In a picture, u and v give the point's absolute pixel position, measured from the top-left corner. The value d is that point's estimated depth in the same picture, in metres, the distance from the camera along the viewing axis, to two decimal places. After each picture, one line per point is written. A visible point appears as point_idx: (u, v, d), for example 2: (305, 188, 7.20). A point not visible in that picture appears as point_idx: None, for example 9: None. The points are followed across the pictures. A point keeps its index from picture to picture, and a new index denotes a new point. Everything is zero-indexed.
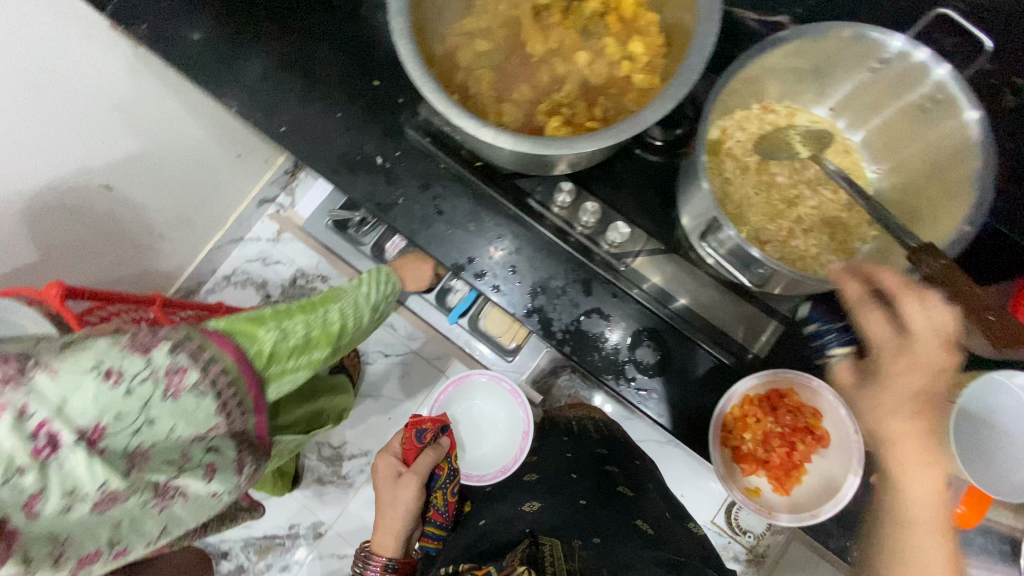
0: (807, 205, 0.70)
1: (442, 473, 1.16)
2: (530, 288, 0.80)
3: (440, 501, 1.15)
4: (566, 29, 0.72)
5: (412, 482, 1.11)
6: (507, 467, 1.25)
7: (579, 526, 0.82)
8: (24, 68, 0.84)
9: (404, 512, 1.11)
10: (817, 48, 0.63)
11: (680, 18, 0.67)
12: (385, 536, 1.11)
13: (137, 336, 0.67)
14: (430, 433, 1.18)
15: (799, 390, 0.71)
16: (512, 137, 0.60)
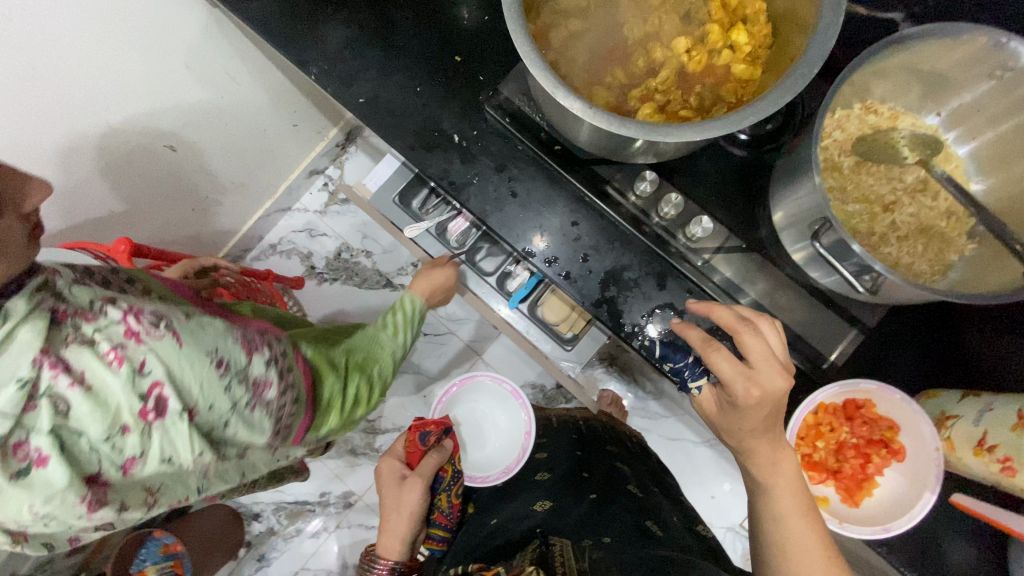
0: (904, 211, 0.67)
1: (446, 475, 1.03)
2: (601, 277, 0.78)
3: (444, 503, 1.02)
4: (666, 14, 0.69)
5: (416, 486, 0.93)
6: (509, 468, 1.19)
7: (590, 528, 0.79)
8: (104, 20, 0.84)
9: (408, 521, 0.91)
10: (945, 52, 0.61)
11: (792, 8, 0.64)
12: (391, 542, 0.91)
13: (245, 334, 0.65)
14: (434, 436, 1.05)
15: (878, 402, 0.69)
16: (615, 120, 0.59)
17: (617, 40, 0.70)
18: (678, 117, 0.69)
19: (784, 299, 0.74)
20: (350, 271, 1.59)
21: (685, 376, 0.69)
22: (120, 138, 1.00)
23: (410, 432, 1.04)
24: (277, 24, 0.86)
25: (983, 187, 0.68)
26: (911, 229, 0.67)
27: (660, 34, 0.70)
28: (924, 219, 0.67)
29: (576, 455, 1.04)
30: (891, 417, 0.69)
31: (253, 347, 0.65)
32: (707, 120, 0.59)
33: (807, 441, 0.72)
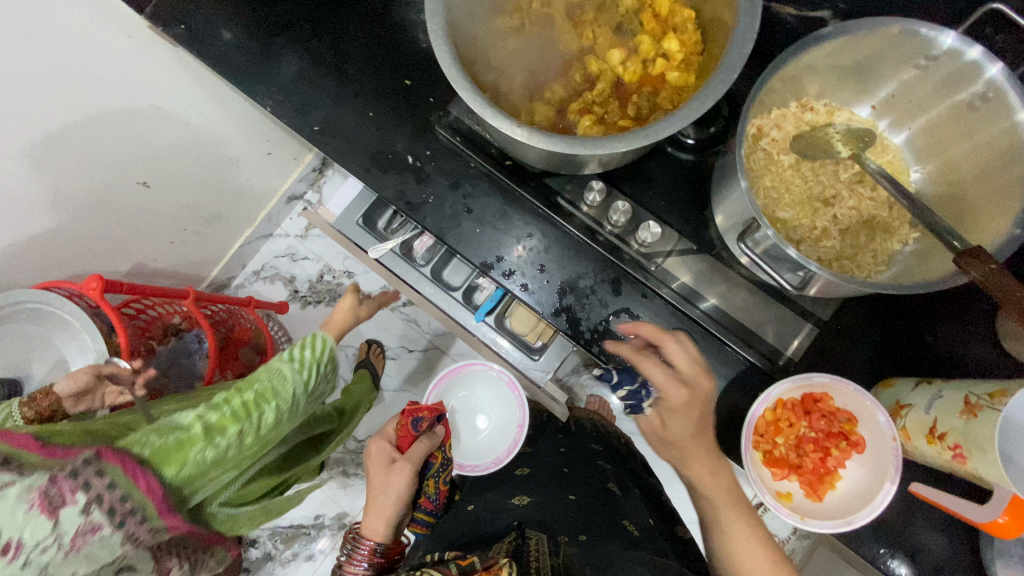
0: (844, 205, 0.68)
1: (436, 461, 1.01)
2: (558, 287, 0.79)
3: (432, 488, 1.02)
4: (599, 28, 0.71)
5: (406, 470, 0.91)
6: (498, 457, 1.17)
7: (568, 523, 0.81)
8: (63, 65, 0.87)
9: (395, 503, 0.90)
10: (864, 44, 0.62)
11: (718, 14, 0.66)
12: (375, 522, 0.89)
13: (49, 492, 0.56)
14: (427, 421, 1.04)
15: (834, 395, 0.69)
16: (546, 137, 0.60)
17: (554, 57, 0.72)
18: (618, 126, 0.70)
19: (737, 297, 0.75)
20: (333, 293, 1.61)
21: (642, 397, 0.76)
22: (89, 175, 1.02)
23: (404, 417, 1.02)
24: (232, 60, 0.88)
25: (922, 175, 0.69)
26: (852, 222, 0.68)
27: (595, 48, 0.72)
28: (863, 211, 0.68)
29: (557, 453, 1.05)
30: (848, 409, 0.69)
31: (57, 507, 0.56)
32: (635, 130, 0.60)
33: (765, 438, 0.72)
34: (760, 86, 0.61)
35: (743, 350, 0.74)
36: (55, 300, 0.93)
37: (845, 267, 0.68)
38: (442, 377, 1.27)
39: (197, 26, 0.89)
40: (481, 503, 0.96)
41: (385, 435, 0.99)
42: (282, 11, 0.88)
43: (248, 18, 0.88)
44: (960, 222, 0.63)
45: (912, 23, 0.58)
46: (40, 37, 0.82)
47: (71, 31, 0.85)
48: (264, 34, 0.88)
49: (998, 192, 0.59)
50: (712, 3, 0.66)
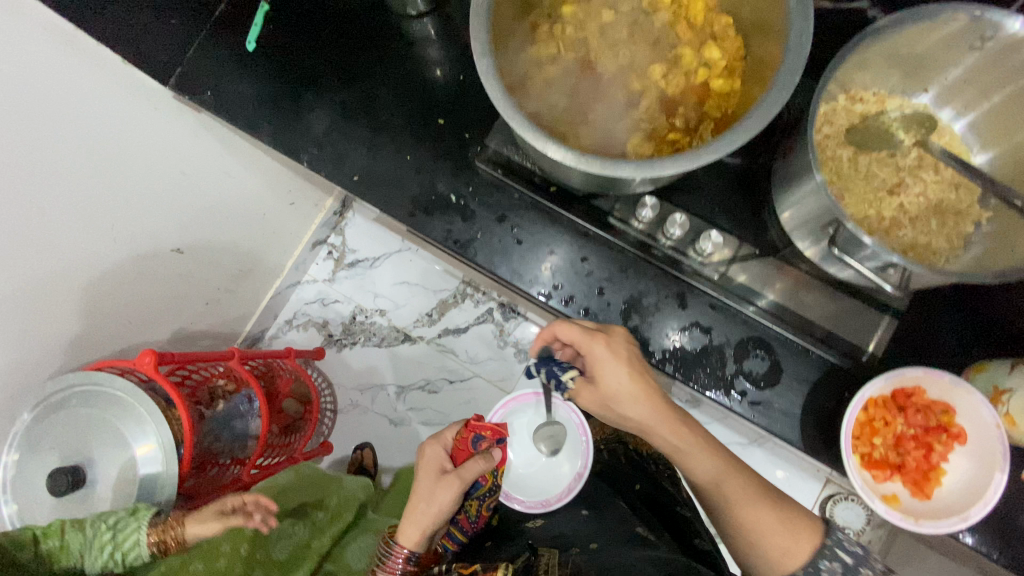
0: (910, 193, 0.66)
1: (484, 481, 0.93)
2: (623, 308, 0.78)
3: (473, 510, 0.94)
4: (636, 43, 0.70)
5: (455, 487, 0.81)
6: (546, 499, 1.03)
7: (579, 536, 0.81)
8: (98, 146, 0.87)
9: (435, 516, 0.80)
10: (932, 32, 0.60)
11: (760, 16, 0.65)
12: (415, 533, 0.79)
13: None
14: (487, 443, 0.90)
15: (928, 386, 0.66)
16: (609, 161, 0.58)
17: (594, 80, 0.71)
18: (668, 141, 0.69)
19: (808, 298, 0.73)
20: (366, 333, 1.60)
21: (558, 375, 0.72)
22: (128, 248, 1.02)
23: (462, 432, 0.90)
24: (262, 123, 0.89)
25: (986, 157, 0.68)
26: (920, 208, 0.66)
27: (635, 67, 0.71)
28: (931, 198, 0.66)
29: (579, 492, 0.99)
30: (944, 399, 0.67)
31: None
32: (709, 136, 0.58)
33: (864, 440, 0.69)
34: (823, 87, 0.60)
35: (823, 351, 0.72)
36: (106, 376, 0.93)
37: (921, 256, 0.66)
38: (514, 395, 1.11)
39: (222, 92, 0.90)
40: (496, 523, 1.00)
41: (444, 439, 0.86)
42: (307, 67, 0.89)
43: (276, 79, 0.89)
44: None
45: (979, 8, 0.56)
46: (78, 123, 0.83)
47: (104, 113, 0.86)
48: (292, 93, 0.89)
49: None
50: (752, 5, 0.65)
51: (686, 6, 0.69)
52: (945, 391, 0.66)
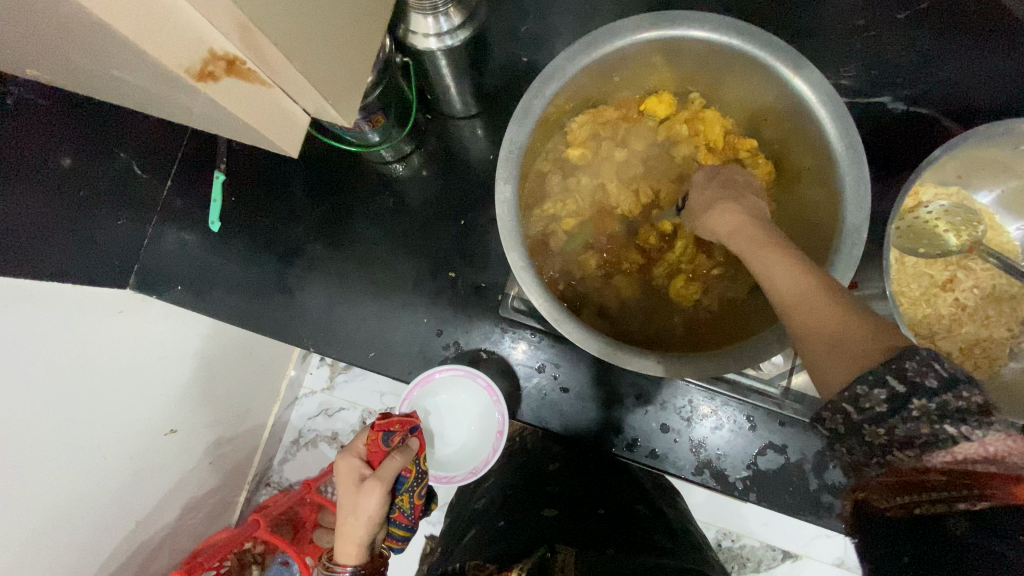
0: (964, 287, 0.65)
1: (410, 474, 0.66)
2: (691, 442, 0.74)
3: (408, 505, 0.67)
4: (657, 180, 0.66)
5: (378, 496, 0.60)
6: (474, 467, 0.80)
7: (588, 533, 0.56)
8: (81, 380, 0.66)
9: (368, 529, 0.61)
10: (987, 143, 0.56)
11: (791, 140, 0.60)
12: (353, 547, 0.61)
13: None
14: (401, 436, 0.67)
15: None
16: (680, 360, 0.56)
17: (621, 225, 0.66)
18: (713, 277, 0.64)
19: None
20: None
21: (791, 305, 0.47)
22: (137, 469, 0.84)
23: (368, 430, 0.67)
24: (252, 306, 0.80)
25: None
26: (977, 300, 0.65)
27: (659, 203, 0.66)
28: (982, 289, 0.65)
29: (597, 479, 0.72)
30: None
31: None
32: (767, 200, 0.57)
33: None
34: (903, 204, 0.53)
35: None
36: None
37: (990, 350, 0.64)
38: (414, 379, 0.77)
39: (194, 282, 0.81)
40: (505, 505, 0.68)
41: (352, 446, 0.65)
42: (289, 239, 0.81)
43: (258, 257, 0.81)
44: None
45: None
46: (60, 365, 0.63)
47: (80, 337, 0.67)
48: (280, 269, 0.80)
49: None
50: (779, 128, 0.61)
51: (703, 133, 0.64)
52: None
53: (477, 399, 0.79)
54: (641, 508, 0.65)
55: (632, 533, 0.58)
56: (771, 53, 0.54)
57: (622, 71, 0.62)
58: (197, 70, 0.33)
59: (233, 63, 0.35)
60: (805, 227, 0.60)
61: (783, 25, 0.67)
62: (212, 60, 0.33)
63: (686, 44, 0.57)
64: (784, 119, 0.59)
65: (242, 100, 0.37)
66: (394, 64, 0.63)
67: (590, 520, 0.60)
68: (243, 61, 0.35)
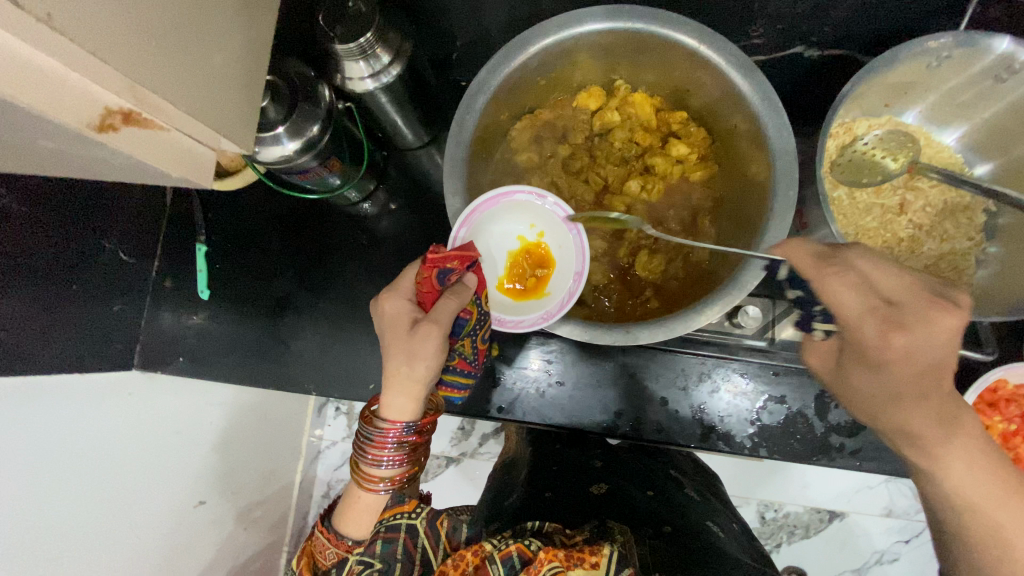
0: (916, 207, 0.67)
1: (471, 316, 0.58)
2: (692, 409, 0.76)
3: (468, 348, 0.62)
4: (603, 167, 0.69)
5: (436, 340, 0.53)
6: (547, 311, 0.60)
7: (638, 511, 0.59)
8: (105, 461, 0.70)
9: (426, 377, 0.53)
10: (895, 72, 0.59)
11: (715, 105, 0.64)
12: (402, 397, 0.53)
13: None
14: (459, 274, 0.56)
15: (1010, 376, 0.67)
16: (646, 330, 0.58)
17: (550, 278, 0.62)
18: (674, 246, 0.68)
19: None
20: None
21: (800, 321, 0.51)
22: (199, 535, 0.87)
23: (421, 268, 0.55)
24: (252, 364, 0.84)
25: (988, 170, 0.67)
26: (932, 218, 0.67)
27: (609, 188, 0.69)
28: (936, 207, 0.67)
29: (636, 461, 0.73)
30: None
31: None
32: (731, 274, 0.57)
33: None
34: (827, 140, 0.55)
35: None
36: None
37: (955, 263, 0.66)
38: (479, 199, 0.59)
39: (194, 352, 0.85)
40: (547, 471, 0.68)
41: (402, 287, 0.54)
42: (276, 293, 0.85)
43: (250, 315, 0.85)
44: None
45: (963, 33, 0.55)
46: (82, 453, 0.67)
47: (96, 426, 0.71)
48: (274, 323, 0.84)
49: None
50: (703, 96, 0.65)
51: (635, 115, 0.68)
52: None
53: (512, 247, 0.64)
54: (666, 481, 0.69)
55: (678, 515, 0.60)
56: (673, 29, 0.58)
57: (546, 73, 0.65)
58: (96, 123, 0.38)
59: (128, 114, 0.41)
60: (743, 181, 0.63)
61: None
62: (109, 115, 0.39)
63: (595, 38, 0.61)
64: (705, 87, 0.63)
65: (143, 147, 0.43)
66: (337, 110, 0.68)
67: (636, 500, 0.62)
68: (137, 111, 0.41)
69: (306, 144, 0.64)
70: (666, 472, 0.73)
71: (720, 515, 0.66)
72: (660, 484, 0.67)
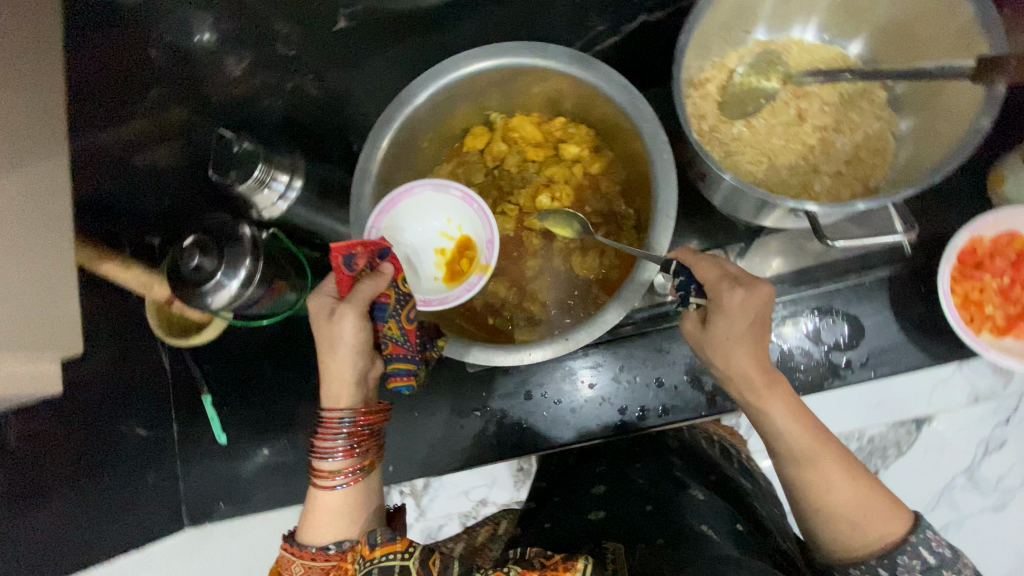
0: (814, 110, 0.67)
1: (389, 299, 0.57)
2: (688, 379, 0.77)
3: (399, 334, 0.58)
4: (511, 192, 0.72)
5: (353, 320, 0.55)
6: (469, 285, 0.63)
7: (634, 529, 0.58)
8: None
9: (352, 359, 0.56)
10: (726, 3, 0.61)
11: (583, 99, 0.67)
12: (338, 388, 0.57)
13: None
14: (365, 258, 0.57)
15: (978, 232, 0.65)
16: (591, 327, 0.59)
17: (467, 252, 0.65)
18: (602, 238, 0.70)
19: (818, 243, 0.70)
20: None
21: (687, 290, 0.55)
22: None
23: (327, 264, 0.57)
24: (289, 486, 0.87)
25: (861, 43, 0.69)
26: (833, 114, 0.67)
27: (524, 209, 0.72)
28: (834, 101, 0.67)
29: (636, 470, 0.71)
30: (1001, 230, 0.64)
31: None
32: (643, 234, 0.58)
33: (977, 319, 0.65)
34: (683, 91, 0.57)
35: (874, 273, 0.70)
36: None
37: (876, 145, 0.65)
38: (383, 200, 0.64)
39: (224, 499, 0.87)
40: (549, 510, 0.70)
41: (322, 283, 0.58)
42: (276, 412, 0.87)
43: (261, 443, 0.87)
44: (919, 44, 0.61)
45: None
46: None
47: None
48: (295, 441, 0.87)
49: (965, 24, 0.54)
50: (570, 95, 0.68)
51: (519, 136, 0.71)
52: (999, 215, 0.64)
53: (444, 218, 0.66)
54: (670, 484, 0.66)
55: (678, 524, 0.57)
56: (512, 55, 0.63)
57: (425, 132, 0.70)
58: None
59: None
60: (636, 158, 0.65)
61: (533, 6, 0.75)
62: None
63: (448, 88, 0.66)
64: (566, 87, 0.66)
65: None
66: (263, 239, 0.74)
67: (635, 518, 0.60)
68: None
69: (246, 279, 0.69)
70: (673, 471, 0.69)
71: (725, 508, 0.62)
72: (662, 489, 0.65)
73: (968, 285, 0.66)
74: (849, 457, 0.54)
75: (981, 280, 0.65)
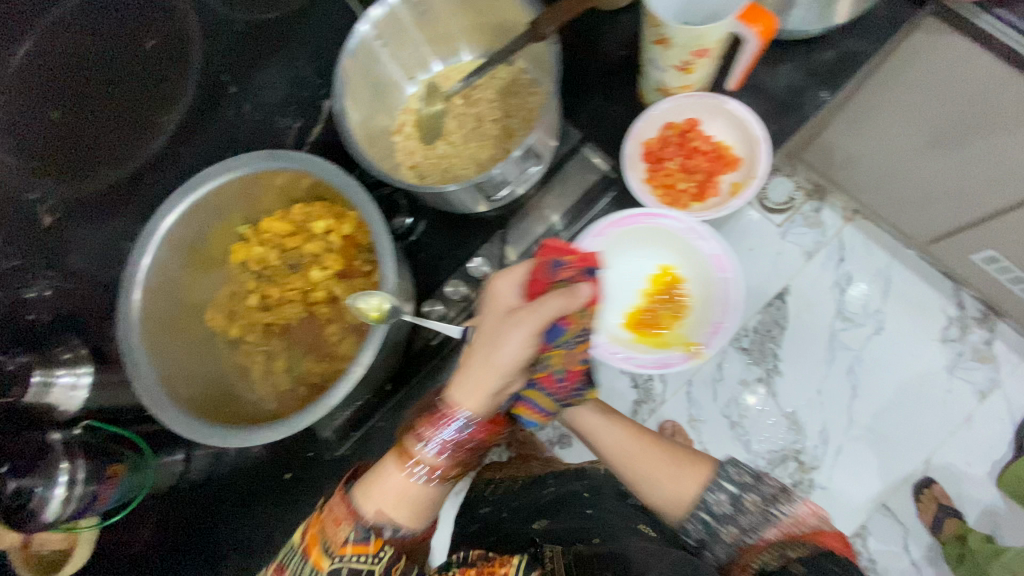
0: (482, 113, 0.81)
1: (568, 326, 0.56)
2: None
3: (557, 367, 0.59)
4: (289, 282, 0.79)
5: (526, 329, 0.52)
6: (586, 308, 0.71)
7: (578, 532, 0.68)
8: None
9: (511, 365, 0.52)
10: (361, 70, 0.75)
11: (303, 184, 0.76)
12: (471, 391, 0.54)
13: None
14: (572, 270, 0.57)
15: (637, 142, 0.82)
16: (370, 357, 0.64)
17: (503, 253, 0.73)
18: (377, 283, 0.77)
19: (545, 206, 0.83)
20: None
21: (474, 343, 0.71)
22: None
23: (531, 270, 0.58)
24: None
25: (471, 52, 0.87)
26: (496, 109, 0.81)
27: (305, 290, 0.79)
28: (496, 98, 0.81)
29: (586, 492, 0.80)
30: (650, 130, 0.82)
31: None
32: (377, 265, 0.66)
33: (677, 199, 0.85)
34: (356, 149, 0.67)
35: (598, 204, 0.84)
36: None
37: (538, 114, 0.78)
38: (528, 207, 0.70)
39: None
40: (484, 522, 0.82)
41: (507, 280, 0.58)
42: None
43: None
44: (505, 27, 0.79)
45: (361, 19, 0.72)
46: None
47: None
48: None
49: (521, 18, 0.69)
50: (293, 186, 0.76)
51: (273, 234, 0.79)
52: (642, 122, 0.81)
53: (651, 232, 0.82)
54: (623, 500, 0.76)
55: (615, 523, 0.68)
56: (216, 179, 0.71)
57: (183, 273, 0.75)
58: None
59: None
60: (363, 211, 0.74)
61: (233, 128, 0.79)
62: None
63: (181, 230, 0.72)
64: (281, 182, 0.75)
65: None
66: (75, 435, 0.74)
67: (577, 521, 0.71)
68: None
69: (69, 480, 0.70)
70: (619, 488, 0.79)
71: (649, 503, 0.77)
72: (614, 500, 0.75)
73: (658, 179, 0.84)
74: (639, 427, 0.73)
75: (663, 170, 0.84)
